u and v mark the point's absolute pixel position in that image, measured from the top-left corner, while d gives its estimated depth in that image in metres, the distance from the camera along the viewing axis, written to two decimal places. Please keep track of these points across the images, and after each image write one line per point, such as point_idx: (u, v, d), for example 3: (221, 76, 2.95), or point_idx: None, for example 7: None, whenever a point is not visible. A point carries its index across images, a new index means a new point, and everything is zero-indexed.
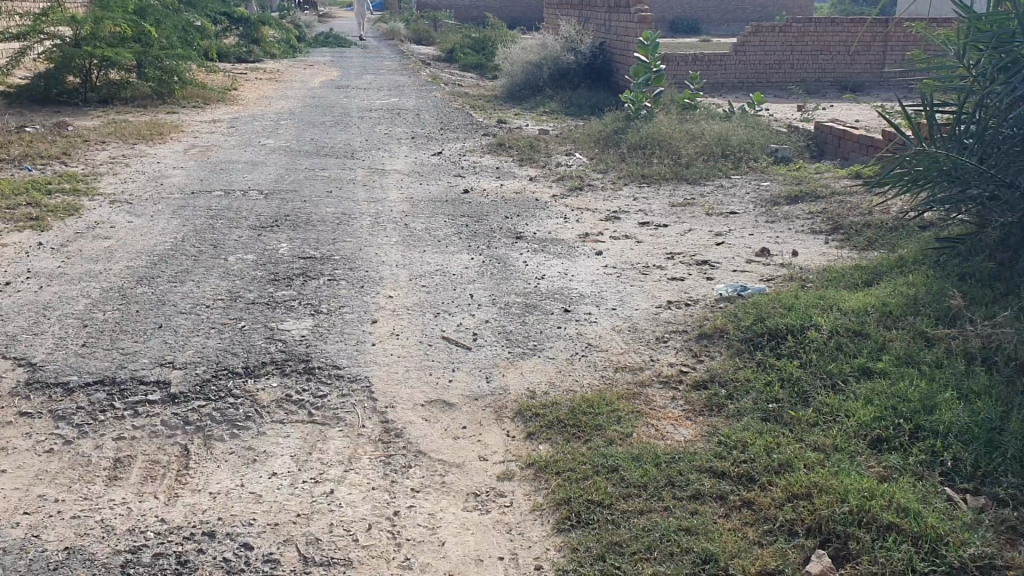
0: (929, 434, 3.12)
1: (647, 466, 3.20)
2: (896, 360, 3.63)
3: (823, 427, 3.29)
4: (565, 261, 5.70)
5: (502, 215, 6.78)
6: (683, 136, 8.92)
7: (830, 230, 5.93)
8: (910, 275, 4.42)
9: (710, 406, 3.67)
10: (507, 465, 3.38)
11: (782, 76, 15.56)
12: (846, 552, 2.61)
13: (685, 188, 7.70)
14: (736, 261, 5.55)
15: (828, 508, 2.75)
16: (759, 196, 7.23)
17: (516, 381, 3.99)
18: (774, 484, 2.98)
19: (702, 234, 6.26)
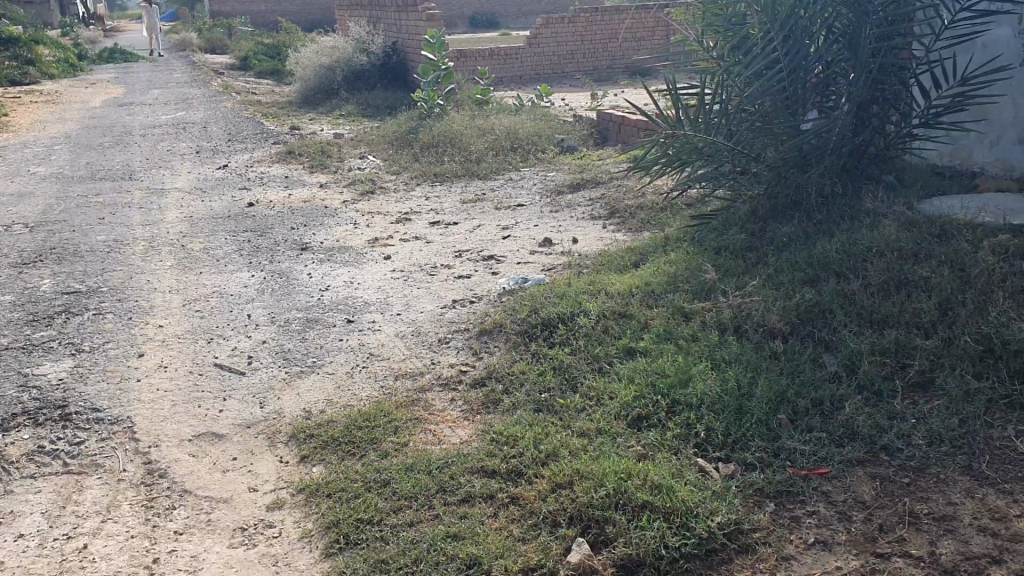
0: (685, 408, 3.23)
1: (419, 474, 3.13)
2: (657, 338, 3.75)
3: (588, 413, 3.35)
4: (351, 268, 5.56)
5: (288, 227, 6.57)
6: (473, 132, 8.95)
7: (608, 216, 6.12)
8: (673, 254, 4.60)
9: (487, 403, 3.64)
10: (278, 491, 3.24)
11: (575, 66, 15.94)
12: (605, 537, 2.65)
13: (477, 183, 7.73)
14: (520, 254, 5.60)
15: (587, 495, 2.78)
16: (545, 187, 7.36)
17: (291, 404, 3.83)
18: (540, 476, 2.99)
19: (488, 229, 6.28)
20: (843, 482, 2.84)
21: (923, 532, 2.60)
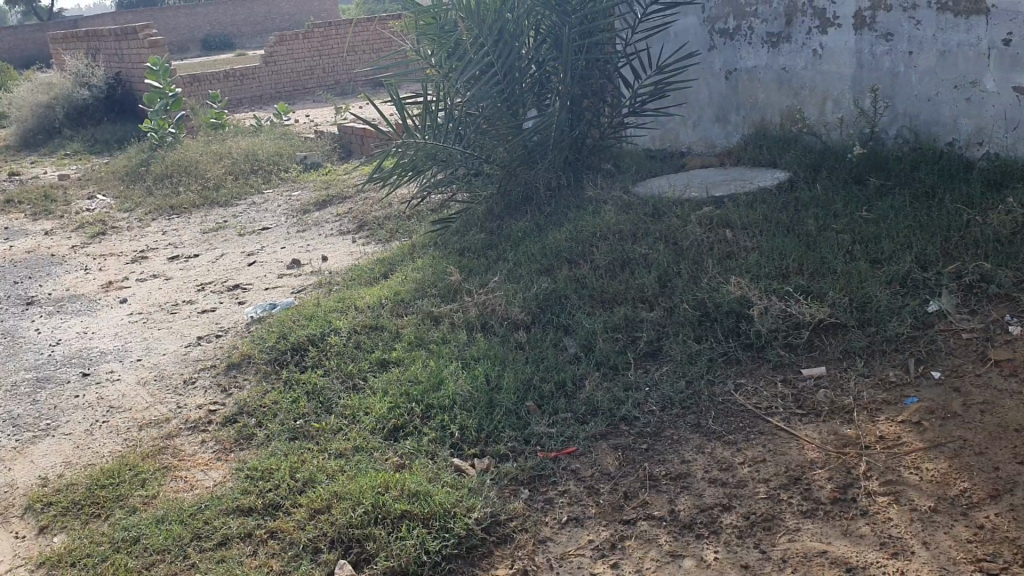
0: (437, 412, 3.28)
1: (171, 526, 2.96)
2: (407, 347, 3.78)
3: (343, 432, 3.31)
4: (84, 318, 5.20)
5: (10, 281, 6.04)
6: (209, 158, 8.62)
7: (356, 229, 6.10)
8: (419, 261, 4.65)
9: (240, 439, 3.51)
10: (14, 570, 2.94)
11: (316, 82, 15.74)
12: (366, 554, 2.64)
13: (218, 211, 7.46)
14: (267, 279, 5.46)
15: (345, 516, 2.76)
16: (290, 207, 7.21)
17: (25, 473, 3.53)
18: (298, 505, 2.93)
19: (233, 257, 6.07)
20: (590, 457, 2.99)
21: (662, 492, 2.78)
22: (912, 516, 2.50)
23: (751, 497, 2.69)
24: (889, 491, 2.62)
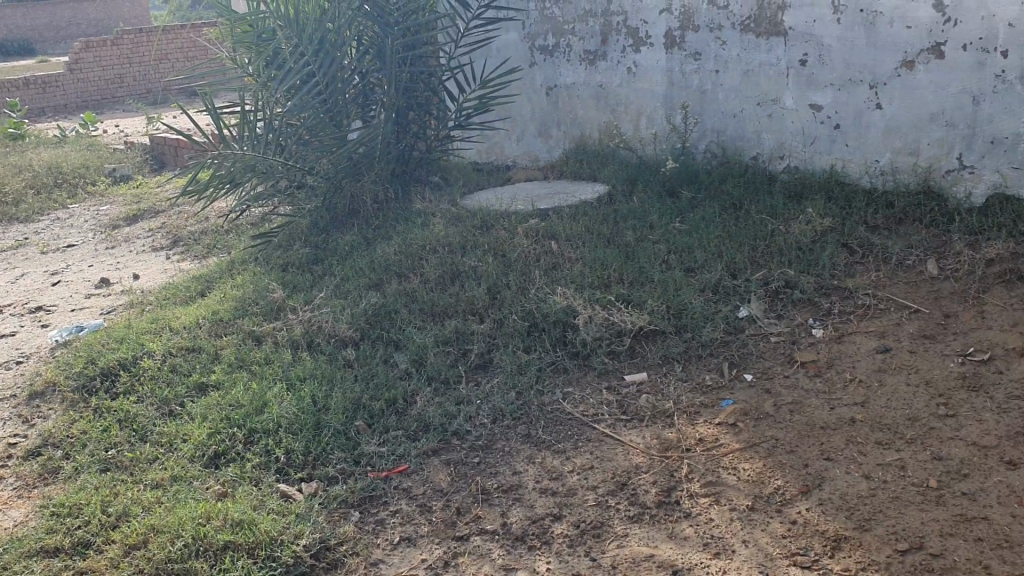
0: (262, 435, 3.15)
1: None
2: (228, 369, 3.62)
3: (160, 462, 3.12)
4: None
5: None
6: (6, 171, 8.00)
7: (171, 245, 5.82)
8: (239, 277, 4.47)
9: (44, 475, 3.23)
10: None
11: (126, 90, 14.95)
12: None
13: (17, 227, 6.93)
14: (73, 300, 5.11)
15: (163, 551, 2.60)
16: (98, 222, 6.79)
17: None
18: (111, 543, 2.72)
19: (34, 277, 5.65)
20: (421, 475, 2.96)
21: (495, 506, 2.78)
22: (731, 515, 2.60)
23: (580, 505, 2.73)
24: (710, 492, 2.72)
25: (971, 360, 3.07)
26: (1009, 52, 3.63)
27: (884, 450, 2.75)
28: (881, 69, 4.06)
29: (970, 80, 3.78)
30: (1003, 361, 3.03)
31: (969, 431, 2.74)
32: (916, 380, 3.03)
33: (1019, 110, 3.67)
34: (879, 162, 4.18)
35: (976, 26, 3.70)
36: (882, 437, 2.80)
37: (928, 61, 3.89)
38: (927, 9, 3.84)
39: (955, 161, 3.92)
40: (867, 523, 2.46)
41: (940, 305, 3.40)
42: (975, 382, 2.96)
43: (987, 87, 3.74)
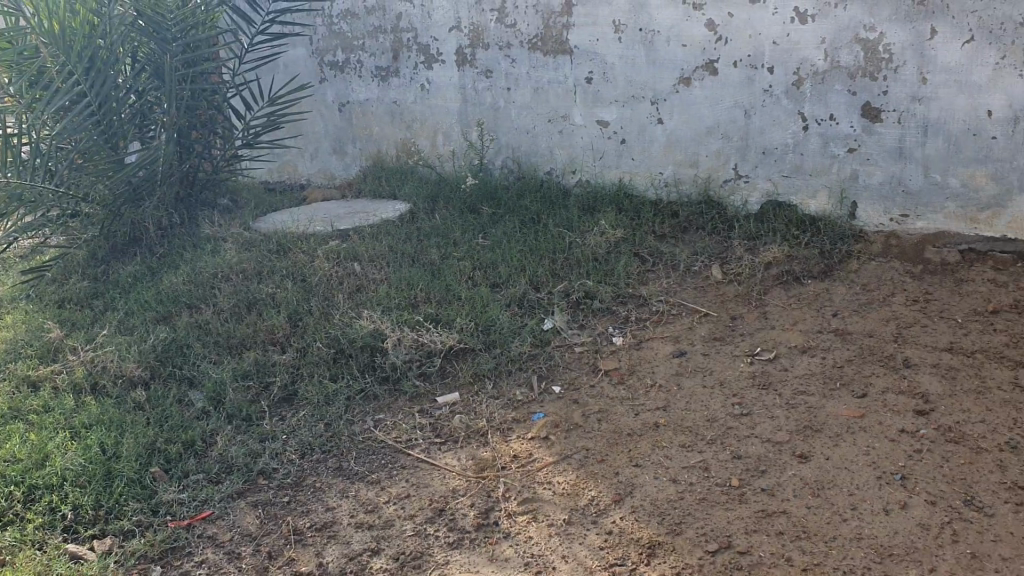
0: (44, 492, 2.86)
1: None
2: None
3: None
4: None
5: None
6: None
7: None
8: (10, 317, 4.07)
9: None
10: None
11: None
12: None
13: None
14: None
15: None
16: None
17: None
18: None
19: None
20: (226, 520, 2.79)
21: (309, 545, 2.66)
22: (550, 531, 2.62)
23: (399, 536, 2.66)
24: (527, 510, 2.73)
25: (758, 359, 3.25)
26: (774, 69, 3.90)
27: (687, 452, 2.85)
28: (661, 86, 4.22)
29: (741, 95, 4.01)
30: (786, 358, 3.23)
31: (762, 428, 2.90)
32: (711, 382, 3.18)
33: (785, 122, 3.94)
34: (663, 174, 4.35)
35: (744, 45, 3.94)
36: (685, 440, 2.91)
37: (703, 78, 4.09)
38: (700, 28, 4.02)
39: (731, 171, 4.15)
40: (678, 526, 2.54)
41: (727, 307, 3.60)
42: (764, 380, 3.14)
43: (757, 102, 3.98)
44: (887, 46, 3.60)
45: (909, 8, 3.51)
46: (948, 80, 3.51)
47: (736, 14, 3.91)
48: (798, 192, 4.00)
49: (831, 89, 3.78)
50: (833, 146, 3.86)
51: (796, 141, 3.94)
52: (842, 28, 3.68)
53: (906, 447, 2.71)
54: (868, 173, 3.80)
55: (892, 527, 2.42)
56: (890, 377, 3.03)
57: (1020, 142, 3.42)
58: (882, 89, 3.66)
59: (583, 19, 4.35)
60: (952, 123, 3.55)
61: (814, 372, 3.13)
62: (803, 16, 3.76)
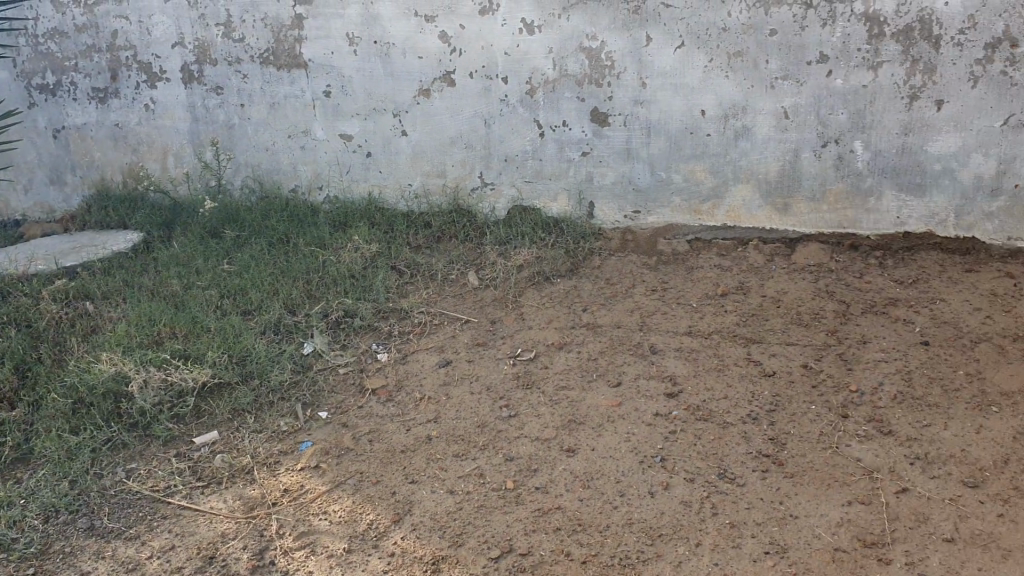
0: None
1: None
2: None
3: None
4: None
5: None
6: None
7: None
8: None
9: None
10: None
11: None
12: None
13: None
14: None
15: None
16: None
17: None
18: None
19: None
20: None
21: None
22: (330, 563, 2.54)
23: None
24: (304, 544, 2.63)
25: (521, 360, 3.32)
26: (508, 79, 3.95)
27: (461, 461, 2.85)
28: (402, 97, 4.10)
29: (479, 104, 4.02)
30: (546, 356, 3.33)
31: (531, 428, 2.95)
32: (478, 388, 3.20)
33: (522, 129, 4.00)
34: (412, 186, 4.23)
35: (477, 55, 3.95)
36: (458, 448, 2.91)
37: (442, 89, 4.04)
38: (434, 40, 3.98)
39: (477, 179, 4.14)
40: (460, 537, 2.55)
41: (486, 312, 3.66)
42: (527, 380, 3.21)
43: (494, 111, 4.01)
44: (609, 53, 3.78)
45: (626, 16, 3.72)
46: (666, 84, 3.76)
47: (467, 26, 3.92)
48: (540, 197, 4.08)
49: (562, 97, 3.90)
50: (568, 151, 3.97)
51: (534, 147, 4.01)
52: (567, 37, 3.82)
53: (662, 430, 2.87)
54: (603, 175, 3.96)
55: (659, 508, 2.56)
56: (642, 365, 3.20)
57: (731, 138, 3.75)
58: (608, 94, 3.84)
59: (315, 32, 4.13)
60: (673, 123, 3.80)
61: (573, 366, 3.25)
62: (531, 26, 3.85)
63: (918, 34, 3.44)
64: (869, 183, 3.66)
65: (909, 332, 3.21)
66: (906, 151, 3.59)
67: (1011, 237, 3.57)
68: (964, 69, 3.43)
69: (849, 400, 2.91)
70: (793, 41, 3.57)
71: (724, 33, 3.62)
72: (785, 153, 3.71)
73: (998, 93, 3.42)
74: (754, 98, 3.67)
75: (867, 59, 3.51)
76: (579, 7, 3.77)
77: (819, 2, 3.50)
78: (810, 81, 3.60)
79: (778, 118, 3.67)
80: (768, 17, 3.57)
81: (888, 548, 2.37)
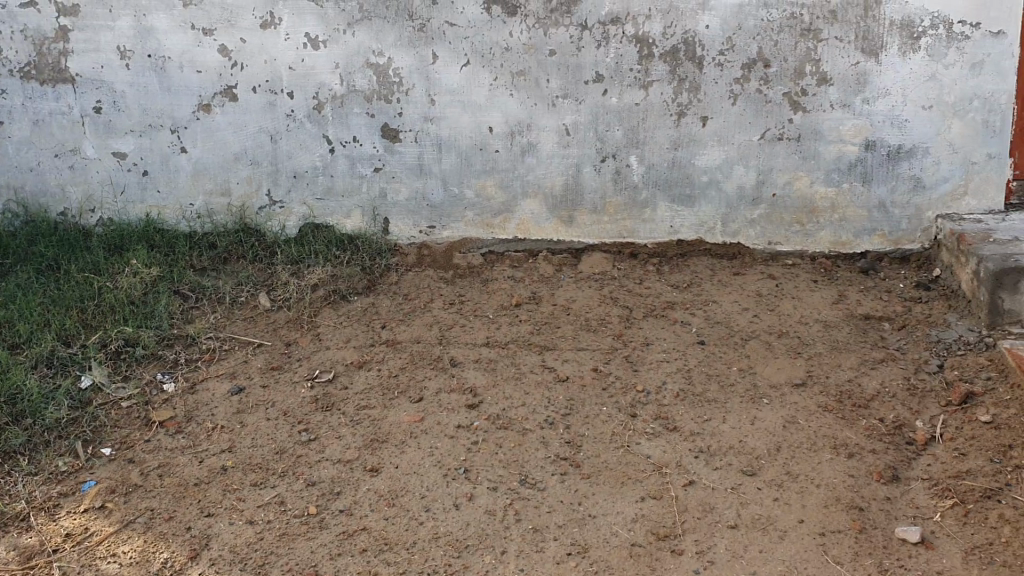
0: None
1: None
2: None
3: None
4: None
5: None
6: None
7: None
8: None
9: None
10: None
11: None
12: None
13: None
14: None
15: None
16: None
17: None
18: None
19: None
20: None
21: None
22: None
23: None
24: None
25: (318, 383, 3.25)
26: (293, 94, 3.86)
27: (260, 490, 2.76)
28: (180, 113, 3.92)
29: (264, 120, 3.91)
30: (345, 377, 3.28)
31: (332, 450, 2.90)
32: (275, 414, 3.10)
33: (311, 145, 3.93)
34: (194, 206, 4.05)
35: (261, 70, 3.84)
36: (256, 477, 2.81)
37: (223, 104, 3.90)
38: (214, 54, 3.83)
39: (264, 197, 4.03)
40: (263, 567, 2.47)
41: (280, 334, 3.56)
42: (326, 402, 3.15)
43: (281, 127, 3.92)
44: (396, 70, 3.79)
45: (411, 34, 3.74)
46: (453, 101, 3.81)
47: (248, 40, 3.80)
48: (333, 214, 4.02)
49: (350, 112, 3.87)
50: (360, 167, 3.95)
51: (324, 163, 3.96)
52: (353, 54, 3.79)
53: (464, 441, 2.90)
54: (395, 191, 3.97)
55: (464, 520, 2.59)
56: (441, 379, 3.22)
57: (518, 153, 3.85)
58: (397, 111, 3.84)
59: (82, 44, 3.87)
60: (461, 139, 3.86)
61: (372, 385, 3.22)
62: (315, 41, 3.79)
63: (684, 55, 3.67)
64: (645, 195, 3.87)
65: (687, 334, 3.42)
66: (676, 164, 3.81)
67: (771, 242, 3.89)
68: (724, 88, 3.69)
69: (636, 400, 3.06)
70: (571, 61, 3.71)
71: (507, 52, 3.72)
72: (568, 168, 3.85)
73: (754, 110, 3.71)
74: (537, 115, 3.79)
75: (639, 78, 3.71)
76: (364, 23, 3.75)
77: (594, 24, 3.66)
78: (588, 100, 3.75)
79: (560, 134, 3.81)
80: (547, 37, 3.69)
81: (679, 539, 2.50)
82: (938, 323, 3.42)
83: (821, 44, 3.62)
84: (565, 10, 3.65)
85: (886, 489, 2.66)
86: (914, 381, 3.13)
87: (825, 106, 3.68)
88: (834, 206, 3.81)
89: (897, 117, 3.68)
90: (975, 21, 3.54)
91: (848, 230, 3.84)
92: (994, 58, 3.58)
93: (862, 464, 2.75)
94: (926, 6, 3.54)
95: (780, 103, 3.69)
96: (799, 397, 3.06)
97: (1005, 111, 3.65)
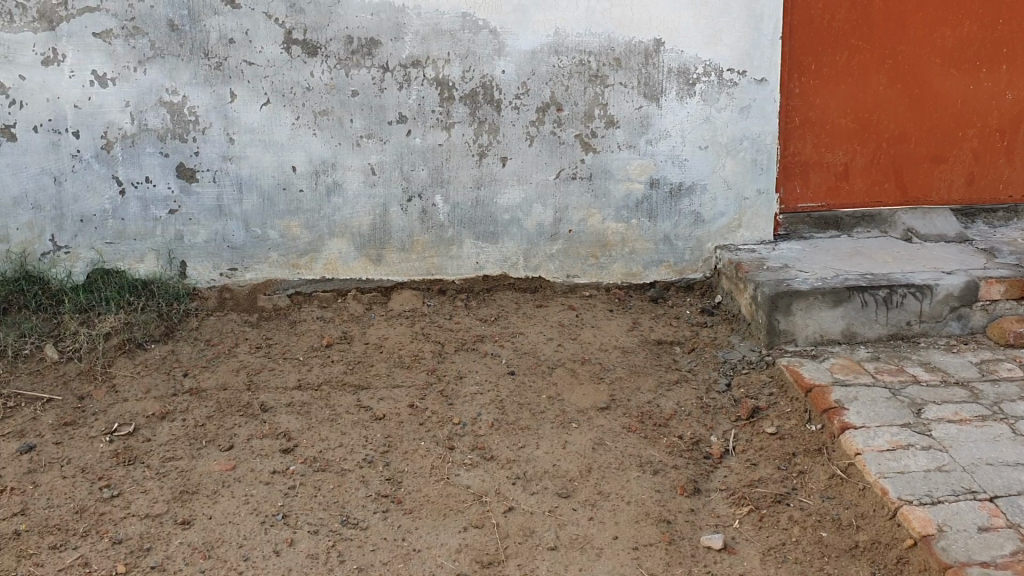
0: None
1: None
2: None
3: None
4: None
5: None
6: None
7: None
8: None
9: None
10: None
11: None
12: None
13: None
14: None
15: None
16: None
17: None
18: None
19: None
20: None
21: None
22: None
23: None
24: None
25: (118, 437, 3.07)
26: (79, 133, 3.67)
27: (60, 553, 2.57)
28: None
29: (47, 160, 3.69)
30: (147, 428, 3.12)
31: (138, 505, 2.75)
32: (71, 471, 2.91)
33: (100, 187, 3.75)
34: None
35: (42, 108, 3.63)
36: (54, 539, 2.62)
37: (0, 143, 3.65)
38: None
39: (48, 243, 3.79)
40: None
41: (71, 388, 3.34)
42: (128, 455, 2.98)
43: (65, 167, 3.71)
44: (191, 109, 3.69)
45: (207, 72, 3.66)
46: (253, 140, 3.75)
47: (28, 76, 3.59)
48: (124, 258, 3.84)
49: (142, 152, 3.72)
50: (154, 209, 3.80)
51: (114, 206, 3.77)
52: (145, 91, 3.65)
53: (281, 486, 2.84)
54: (192, 233, 3.84)
55: (285, 565, 2.53)
56: (253, 425, 3.13)
57: (322, 193, 3.84)
58: (193, 150, 3.74)
59: None
60: (262, 179, 3.80)
61: (177, 435, 3.09)
62: (103, 78, 3.62)
63: (482, 98, 3.80)
64: (450, 233, 3.95)
65: (497, 365, 3.51)
66: (479, 203, 3.92)
67: (569, 275, 4.08)
68: (521, 130, 3.85)
69: (452, 432, 3.11)
70: (373, 101, 3.75)
71: (309, 92, 3.71)
72: (372, 207, 3.88)
73: (550, 150, 3.89)
74: (341, 155, 3.80)
75: (440, 119, 3.80)
76: (156, 61, 3.63)
77: (395, 67, 3.73)
78: (392, 140, 3.80)
79: (365, 174, 3.83)
80: (349, 78, 3.72)
81: (504, 564, 2.56)
82: (723, 345, 3.71)
83: (607, 89, 3.85)
84: (366, 52, 3.70)
85: (689, 501, 2.84)
86: (706, 399, 3.36)
87: (613, 148, 3.92)
88: (625, 240, 4.05)
89: (678, 157, 3.97)
90: (741, 70, 3.90)
91: (638, 262, 4.09)
92: (758, 103, 3.95)
93: (667, 479, 2.93)
94: (699, 55, 3.86)
95: (572, 144, 3.89)
96: (605, 420, 3.21)
97: (771, 150, 4.03)
